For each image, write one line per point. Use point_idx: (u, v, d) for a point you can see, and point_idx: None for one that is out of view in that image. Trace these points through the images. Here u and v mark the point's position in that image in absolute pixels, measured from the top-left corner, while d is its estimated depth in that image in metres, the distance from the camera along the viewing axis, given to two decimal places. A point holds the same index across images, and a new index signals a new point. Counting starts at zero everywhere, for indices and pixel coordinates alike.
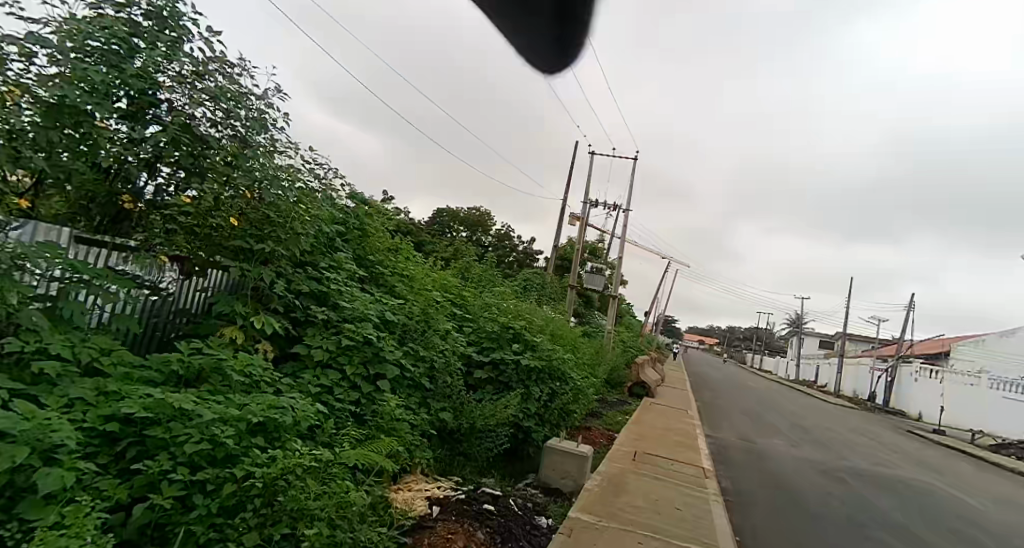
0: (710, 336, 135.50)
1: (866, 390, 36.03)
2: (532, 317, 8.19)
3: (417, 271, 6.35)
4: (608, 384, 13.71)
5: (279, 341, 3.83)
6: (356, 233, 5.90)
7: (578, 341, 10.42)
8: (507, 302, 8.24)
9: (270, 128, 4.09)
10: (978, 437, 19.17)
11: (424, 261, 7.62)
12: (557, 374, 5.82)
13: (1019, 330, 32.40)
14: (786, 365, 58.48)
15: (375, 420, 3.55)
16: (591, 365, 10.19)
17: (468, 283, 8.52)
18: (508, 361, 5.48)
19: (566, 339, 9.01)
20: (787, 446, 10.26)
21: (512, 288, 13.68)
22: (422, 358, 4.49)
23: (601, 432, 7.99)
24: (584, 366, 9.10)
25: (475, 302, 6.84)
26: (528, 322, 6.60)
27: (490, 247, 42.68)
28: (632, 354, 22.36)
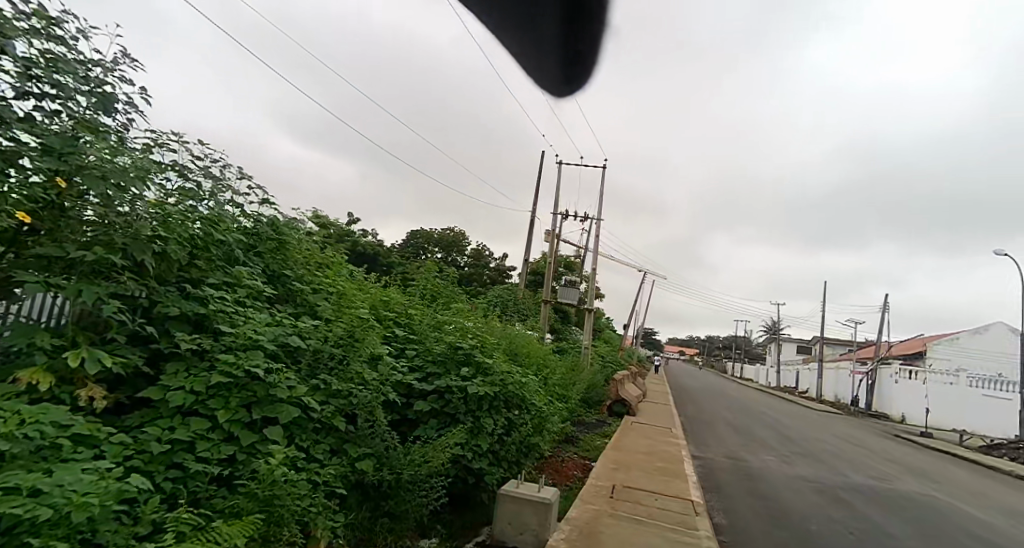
0: (690, 347, 135.87)
1: (848, 394, 35.79)
2: (494, 336, 7.36)
3: (350, 288, 5.45)
4: (585, 403, 12.85)
5: (130, 383, 2.89)
6: (272, 244, 4.97)
7: (549, 359, 9.63)
8: (465, 320, 7.41)
9: (116, 108, 3.23)
10: (967, 438, 18.69)
11: (367, 278, 6.75)
12: (517, 401, 4.96)
13: (991, 327, 32.69)
14: (767, 373, 58.30)
15: (250, 484, 2.63)
16: (564, 386, 9.37)
17: (423, 301, 7.67)
18: (455, 390, 4.59)
19: (532, 357, 8.20)
20: (779, 463, 9.47)
21: (480, 306, 12.83)
22: (337, 394, 3.56)
23: (575, 462, 7.12)
24: (555, 388, 8.26)
25: (423, 321, 5.97)
26: (482, 340, 5.74)
27: (466, 266, 41.78)
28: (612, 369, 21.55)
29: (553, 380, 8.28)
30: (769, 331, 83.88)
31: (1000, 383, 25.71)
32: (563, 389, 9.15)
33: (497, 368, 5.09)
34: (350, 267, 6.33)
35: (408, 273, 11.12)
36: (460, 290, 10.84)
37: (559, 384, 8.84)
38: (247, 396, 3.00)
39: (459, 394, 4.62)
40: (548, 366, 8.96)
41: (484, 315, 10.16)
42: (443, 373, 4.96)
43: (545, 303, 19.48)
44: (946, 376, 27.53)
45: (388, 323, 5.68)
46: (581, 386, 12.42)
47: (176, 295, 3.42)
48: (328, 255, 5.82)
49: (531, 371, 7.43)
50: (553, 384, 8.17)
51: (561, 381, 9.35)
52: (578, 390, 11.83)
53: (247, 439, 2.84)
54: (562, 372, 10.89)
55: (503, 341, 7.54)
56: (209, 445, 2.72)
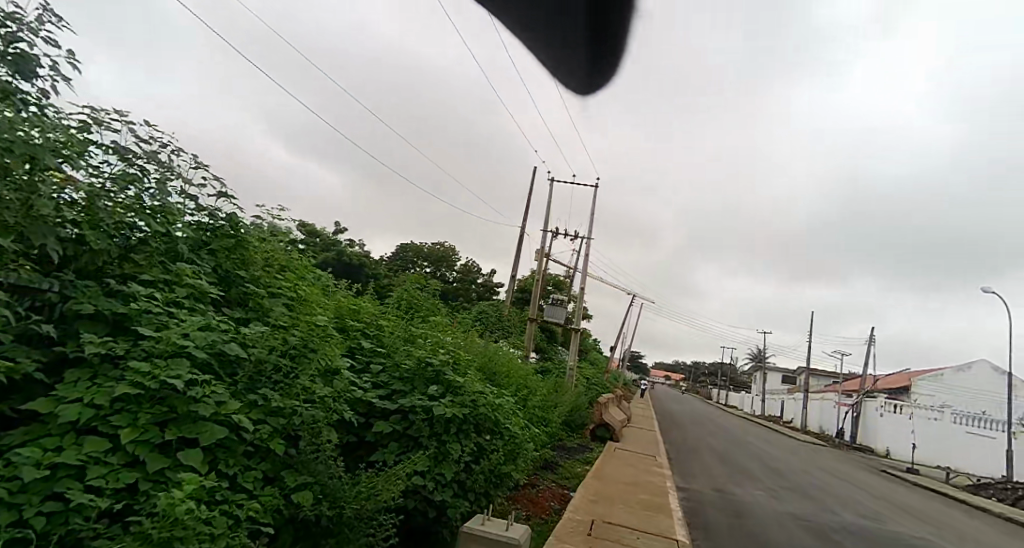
0: (676, 372, 135.67)
1: (832, 426, 35.49)
2: (472, 352, 6.93)
3: (314, 294, 5.01)
4: (566, 426, 12.38)
5: (19, 392, 2.46)
6: (229, 242, 4.55)
7: (531, 379, 9.21)
8: (441, 333, 6.99)
9: (35, 74, 2.89)
10: (953, 476, 18.37)
11: (338, 284, 6.33)
12: (489, 425, 4.52)
13: (975, 364, 32.68)
14: (752, 402, 57.96)
15: (145, 521, 2.16)
16: (545, 408, 8.94)
17: (398, 313, 7.25)
18: (419, 410, 4.15)
19: (511, 376, 7.77)
20: (766, 499, 9.07)
21: (462, 322, 12.38)
22: (278, 413, 3.10)
23: (553, 492, 6.66)
24: (536, 410, 7.82)
25: (394, 333, 5.54)
26: (456, 355, 5.32)
27: (454, 282, 41.34)
28: (596, 391, 21.08)
29: (533, 401, 7.84)
30: (755, 360, 83.78)
31: (983, 420, 25.45)
32: (543, 411, 8.72)
33: (470, 387, 4.64)
34: (319, 272, 5.90)
35: (389, 284, 10.70)
36: (441, 303, 10.42)
37: (540, 406, 8.41)
38: (163, 412, 2.56)
39: (425, 415, 4.18)
40: (529, 386, 8.53)
41: (466, 331, 9.74)
42: (410, 392, 4.51)
43: (531, 321, 19.04)
44: (931, 412, 27.34)
45: (355, 334, 5.24)
46: (563, 408, 11.96)
47: (96, 291, 2.99)
48: (295, 257, 5.39)
49: (510, 390, 7.00)
50: (533, 405, 7.73)
51: (542, 402, 8.92)
52: (561, 412, 11.38)
53: (155, 465, 2.39)
54: (543, 393, 10.45)
55: (482, 358, 7.11)
56: (105, 471, 2.27)
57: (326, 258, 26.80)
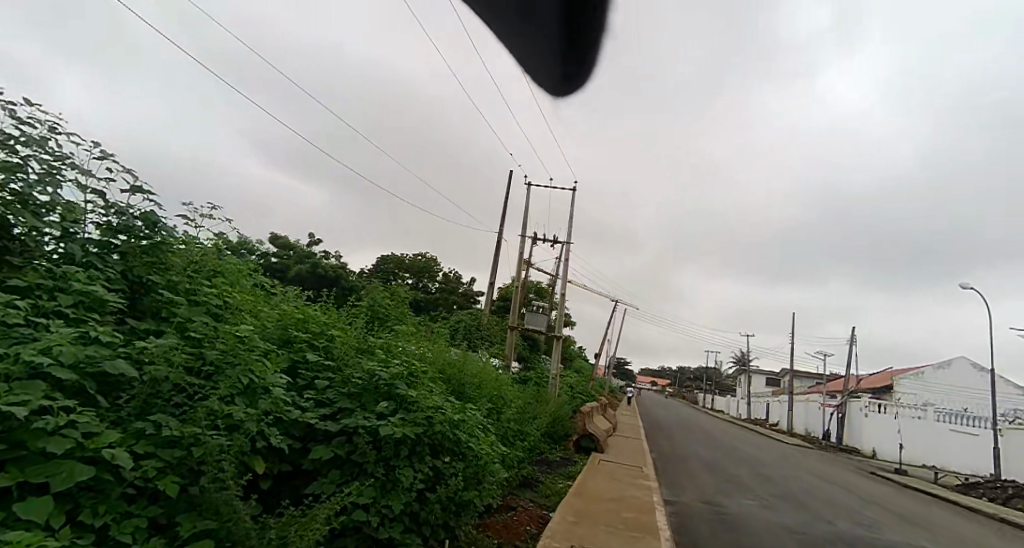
0: (661, 377, 135.88)
1: (819, 428, 35.34)
2: (438, 365, 6.40)
3: (248, 304, 4.43)
4: (548, 438, 11.85)
5: None
6: (143, 245, 3.97)
7: (507, 392, 8.68)
8: (404, 343, 6.40)
9: None
10: (941, 476, 18.14)
11: (287, 291, 5.76)
12: (449, 445, 3.99)
13: (954, 361, 32.81)
14: (738, 405, 57.88)
15: None
16: (524, 421, 8.40)
17: (358, 323, 6.66)
18: (364, 432, 3.59)
19: (482, 388, 7.21)
20: (758, 509, 8.68)
21: (437, 335, 11.78)
22: (171, 445, 2.54)
23: (530, 513, 6.09)
24: (511, 424, 7.26)
25: (349, 344, 4.97)
26: (415, 365, 4.77)
27: (436, 293, 40.69)
28: (580, 400, 20.56)
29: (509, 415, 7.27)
30: (739, 363, 83.99)
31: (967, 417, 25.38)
32: (521, 425, 8.18)
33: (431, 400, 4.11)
34: (262, 281, 5.32)
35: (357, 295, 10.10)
36: (412, 313, 9.85)
37: (517, 419, 7.90)
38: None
39: (373, 437, 3.63)
40: (505, 399, 7.99)
41: (437, 342, 9.17)
42: (358, 411, 3.95)
43: (512, 330, 18.50)
44: (915, 411, 27.30)
45: (302, 346, 4.67)
46: (545, 421, 11.39)
47: None
48: (230, 264, 4.81)
49: (479, 407, 6.40)
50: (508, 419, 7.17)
51: (519, 414, 8.36)
52: (542, 425, 10.83)
53: None
54: (522, 405, 9.90)
55: (449, 369, 6.54)
56: None
57: (301, 272, 26.04)
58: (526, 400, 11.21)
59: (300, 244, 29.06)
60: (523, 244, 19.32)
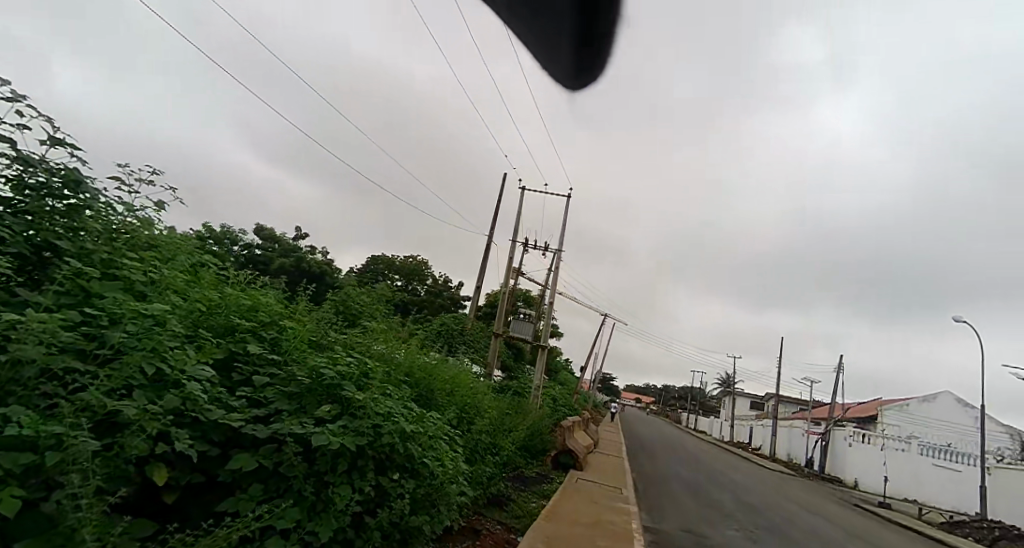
0: (646, 395, 135.36)
1: (802, 455, 34.88)
2: (405, 369, 5.86)
3: (184, 285, 3.89)
4: (525, 452, 11.26)
5: None
6: (57, 206, 3.42)
7: (483, 401, 8.15)
8: (370, 342, 5.87)
9: None
10: (927, 512, 17.70)
11: (239, 275, 5.24)
12: (400, 459, 3.43)
13: (939, 395, 32.58)
14: (722, 427, 57.42)
15: None
16: (500, 433, 7.86)
17: (322, 318, 6.12)
18: (297, 439, 3.05)
19: (453, 395, 6.68)
20: (743, 541, 8.14)
21: (416, 336, 11.23)
22: (25, 445, 1.99)
23: (496, 538, 5.48)
24: (484, 436, 6.72)
25: (301, 338, 4.44)
26: (370, 366, 4.26)
27: (424, 296, 40.01)
28: (562, 413, 19.97)
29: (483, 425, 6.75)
30: (725, 384, 83.63)
31: (951, 453, 25.06)
32: (496, 437, 7.64)
33: (385, 405, 3.57)
34: (212, 264, 4.79)
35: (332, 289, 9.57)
36: (389, 312, 9.31)
37: (491, 430, 7.37)
38: None
39: (308, 449, 3.10)
40: (480, 408, 7.46)
41: (411, 345, 8.63)
42: (295, 414, 3.41)
43: (496, 337, 17.91)
44: (899, 443, 26.98)
45: (244, 337, 4.12)
46: (523, 434, 10.84)
47: None
48: (170, 240, 4.27)
49: (447, 417, 5.85)
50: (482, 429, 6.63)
51: (495, 424, 7.82)
52: (520, 437, 10.29)
53: None
54: (499, 415, 9.36)
55: (417, 373, 6.00)
56: None
57: (284, 265, 25.34)
58: (505, 411, 10.68)
59: (287, 237, 28.42)
60: (513, 249, 18.85)
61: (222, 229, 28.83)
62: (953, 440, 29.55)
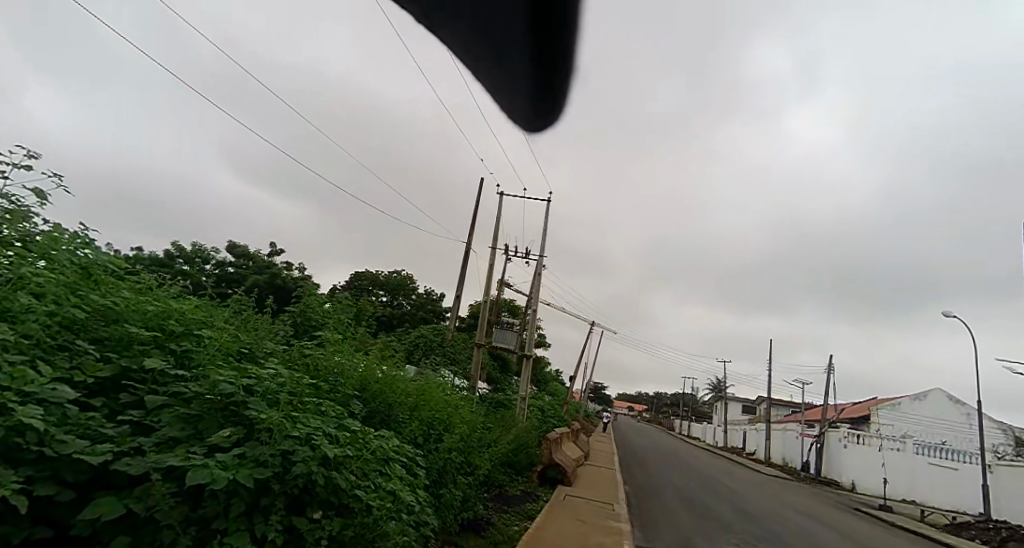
0: (638, 402, 134.67)
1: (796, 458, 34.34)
2: (358, 380, 5.21)
3: (59, 293, 3.27)
4: (508, 468, 10.51)
5: None
6: None
7: (456, 413, 7.48)
8: (315, 355, 5.21)
9: None
10: (928, 513, 17.13)
11: (152, 284, 4.61)
12: (324, 493, 2.74)
13: (930, 392, 32.23)
14: (715, 432, 56.81)
15: None
16: (475, 448, 7.18)
17: (261, 330, 5.49)
18: (175, 474, 2.38)
19: (416, 410, 5.99)
20: None
21: (387, 352, 10.55)
22: None
23: None
24: (455, 455, 6.02)
25: (218, 348, 3.81)
26: (295, 379, 3.63)
27: (409, 309, 39.16)
28: (551, 425, 19.23)
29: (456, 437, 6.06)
30: (717, 388, 83.05)
31: (946, 451, 24.64)
32: (470, 451, 6.97)
33: (303, 424, 2.90)
34: (114, 274, 4.18)
35: (294, 300, 8.90)
36: (355, 323, 8.66)
37: (465, 445, 6.70)
38: None
39: (191, 489, 2.41)
40: (453, 421, 6.78)
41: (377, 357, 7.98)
42: (188, 442, 2.73)
43: (478, 348, 17.19)
44: (894, 443, 26.51)
45: (146, 350, 3.51)
46: (505, 450, 10.13)
47: None
48: (52, 243, 3.66)
49: (406, 436, 5.15)
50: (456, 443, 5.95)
51: (470, 438, 7.14)
52: (501, 453, 9.56)
53: None
54: (475, 430, 8.68)
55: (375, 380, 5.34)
56: None
57: (258, 283, 24.47)
58: (482, 425, 9.99)
59: (263, 254, 27.63)
60: (493, 256, 18.20)
61: (194, 248, 27.97)
62: (947, 437, 29.15)
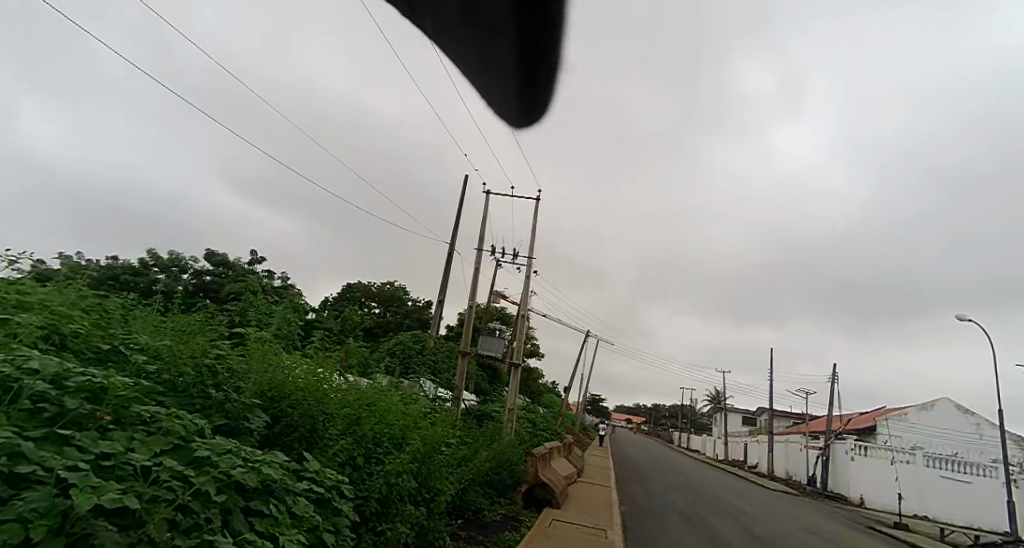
0: (636, 416, 132.79)
1: (800, 471, 33.02)
2: (270, 382, 4.13)
3: None
4: (488, 490, 9.30)
5: None
6: None
7: (415, 423, 6.39)
8: (213, 352, 4.15)
9: None
10: (947, 532, 15.91)
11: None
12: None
13: (938, 402, 30.98)
14: (715, 446, 55.36)
15: None
16: (438, 463, 6.07)
17: (147, 333, 4.42)
18: None
19: (355, 420, 4.90)
20: None
21: (345, 362, 9.32)
22: None
23: None
24: (405, 479, 4.85)
25: (27, 344, 2.82)
26: (114, 379, 2.58)
27: (401, 320, 37.95)
28: (542, 439, 18.01)
29: (408, 452, 4.98)
30: (716, 400, 81.46)
31: (958, 463, 23.51)
32: (430, 464, 5.92)
33: (65, 456, 1.85)
34: None
35: (236, 298, 7.82)
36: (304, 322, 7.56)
37: (424, 461, 5.61)
38: None
39: None
40: (408, 433, 5.67)
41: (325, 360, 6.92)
42: None
43: (461, 356, 16.06)
44: (902, 455, 25.36)
45: None
46: (483, 471, 8.87)
47: None
48: None
49: (331, 453, 4.05)
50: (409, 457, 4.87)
51: (431, 450, 6.06)
52: (478, 473, 8.35)
53: None
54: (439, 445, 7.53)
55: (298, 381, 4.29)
56: None
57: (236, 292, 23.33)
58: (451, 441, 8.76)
59: (244, 262, 26.49)
60: (479, 259, 17.07)
61: (173, 256, 26.82)
62: (958, 448, 27.89)
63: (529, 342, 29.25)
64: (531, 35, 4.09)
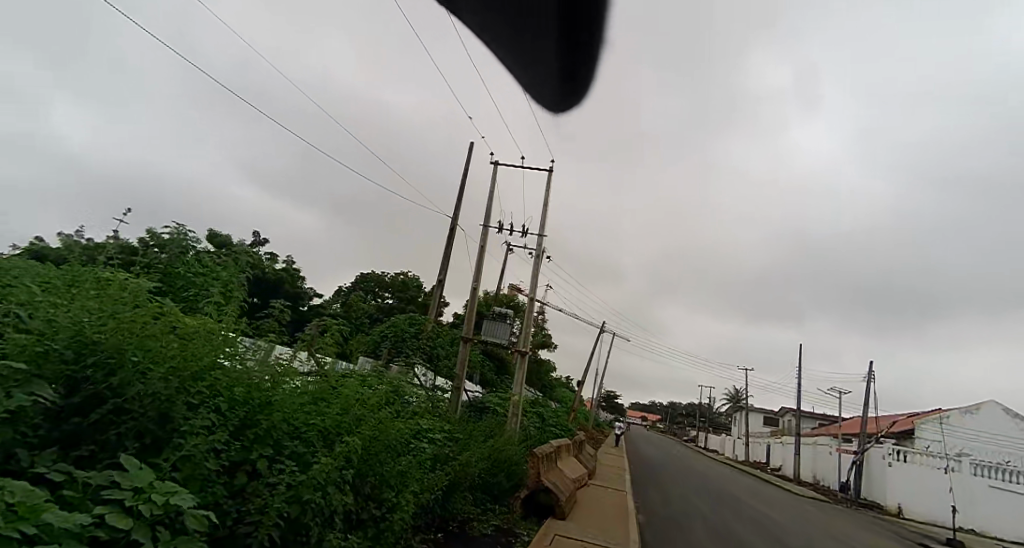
0: (653, 414, 130.36)
1: (831, 476, 30.86)
2: (90, 341, 2.69)
3: None
4: (477, 499, 7.67)
5: None
6: None
7: (376, 407, 4.89)
8: (5, 308, 2.75)
9: None
10: None
11: None
12: None
13: (983, 405, 28.65)
14: (736, 447, 53.26)
15: None
16: (399, 462, 4.55)
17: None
18: None
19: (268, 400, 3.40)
20: None
21: (315, 343, 7.87)
22: None
23: None
24: (323, 492, 3.20)
25: None
26: None
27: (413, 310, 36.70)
28: (550, 435, 16.44)
29: (346, 445, 3.46)
30: (736, 399, 78.81)
31: (1008, 471, 21.59)
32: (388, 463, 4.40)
33: None
34: None
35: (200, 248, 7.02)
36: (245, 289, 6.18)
37: (374, 463, 4.06)
38: None
39: None
40: (356, 421, 4.15)
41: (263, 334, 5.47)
42: None
43: (463, 341, 14.45)
44: (944, 461, 23.38)
45: None
46: (473, 472, 7.33)
47: None
48: None
49: (185, 450, 2.54)
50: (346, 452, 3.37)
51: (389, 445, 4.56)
52: (467, 475, 6.83)
53: None
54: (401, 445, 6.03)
55: (147, 342, 2.79)
56: None
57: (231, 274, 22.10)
58: (429, 438, 7.23)
59: (244, 243, 25.33)
60: (485, 236, 15.48)
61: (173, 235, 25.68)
62: (1007, 455, 25.61)
63: (541, 333, 27.72)
64: (572, 25, 4.16)
